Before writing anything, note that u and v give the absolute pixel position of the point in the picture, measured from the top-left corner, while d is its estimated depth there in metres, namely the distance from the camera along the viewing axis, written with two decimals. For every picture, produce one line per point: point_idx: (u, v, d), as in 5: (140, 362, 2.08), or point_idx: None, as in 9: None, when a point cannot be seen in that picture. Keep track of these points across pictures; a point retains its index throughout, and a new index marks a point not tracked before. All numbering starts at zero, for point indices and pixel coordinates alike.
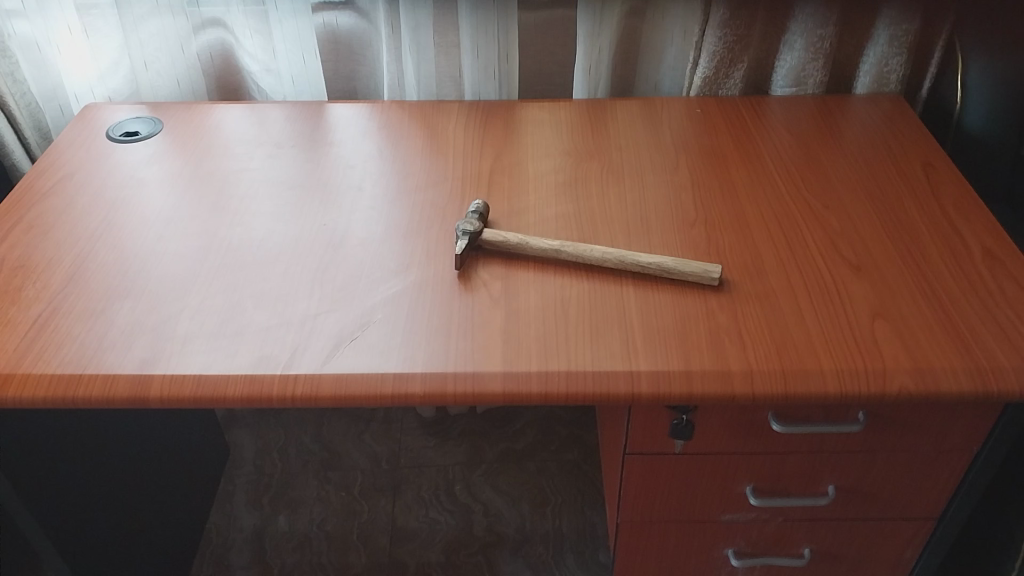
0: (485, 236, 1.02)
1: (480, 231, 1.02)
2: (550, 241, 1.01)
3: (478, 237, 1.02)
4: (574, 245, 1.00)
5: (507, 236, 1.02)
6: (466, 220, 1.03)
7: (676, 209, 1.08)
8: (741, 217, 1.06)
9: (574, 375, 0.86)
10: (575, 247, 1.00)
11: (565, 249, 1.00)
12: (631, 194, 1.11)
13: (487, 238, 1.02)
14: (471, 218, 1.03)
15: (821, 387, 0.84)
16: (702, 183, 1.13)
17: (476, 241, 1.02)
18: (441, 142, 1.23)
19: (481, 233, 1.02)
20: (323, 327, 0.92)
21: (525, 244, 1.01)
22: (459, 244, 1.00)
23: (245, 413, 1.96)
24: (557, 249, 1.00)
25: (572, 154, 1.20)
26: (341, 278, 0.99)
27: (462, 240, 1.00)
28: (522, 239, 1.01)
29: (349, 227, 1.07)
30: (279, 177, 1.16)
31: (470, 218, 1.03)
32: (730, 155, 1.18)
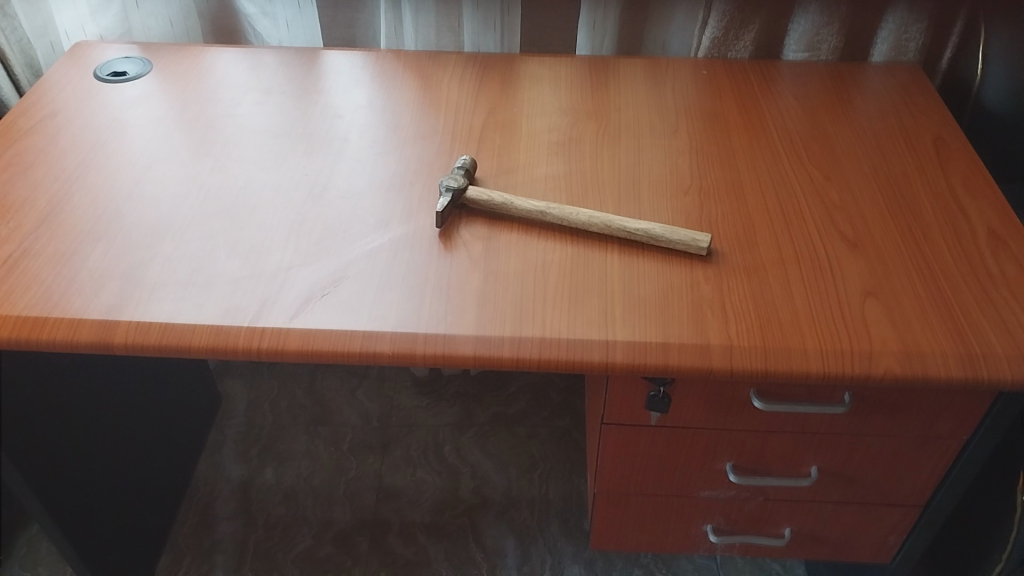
0: (469, 194, 0.98)
1: (464, 189, 0.98)
2: (537, 202, 0.98)
3: (462, 195, 0.98)
4: (561, 208, 0.96)
5: (492, 195, 0.98)
6: (449, 177, 0.99)
7: (670, 175, 1.04)
8: (737, 185, 1.02)
9: (549, 342, 0.83)
10: (562, 209, 0.96)
11: (550, 211, 0.96)
12: (626, 157, 1.07)
13: (472, 196, 0.98)
14: (455, 176, 0.99)
15: (802, 366, 0.81)
16: (701, 149, 1.08)
17: (459, 200, 0.98)
18: (434, 95, 1.19)
19: (465, 191, 0.98)
20: (296, 281, 0.90)
21: (510, 205, 0.97)
22: (440, 201, 0.96)
23: (240, 363, 1.96)
24: (542, 211, 0.96)
25: (569, 113, 1.15)
26: (318, 231, 0.96)
27: (444, 198, 0.97)
28: (508, 199, 0.98)
29: (332, 179, 1.04)
30: (265, 124, 1.13)
31: (454, 176, 0.99)
32: (732, 120, 1.14)
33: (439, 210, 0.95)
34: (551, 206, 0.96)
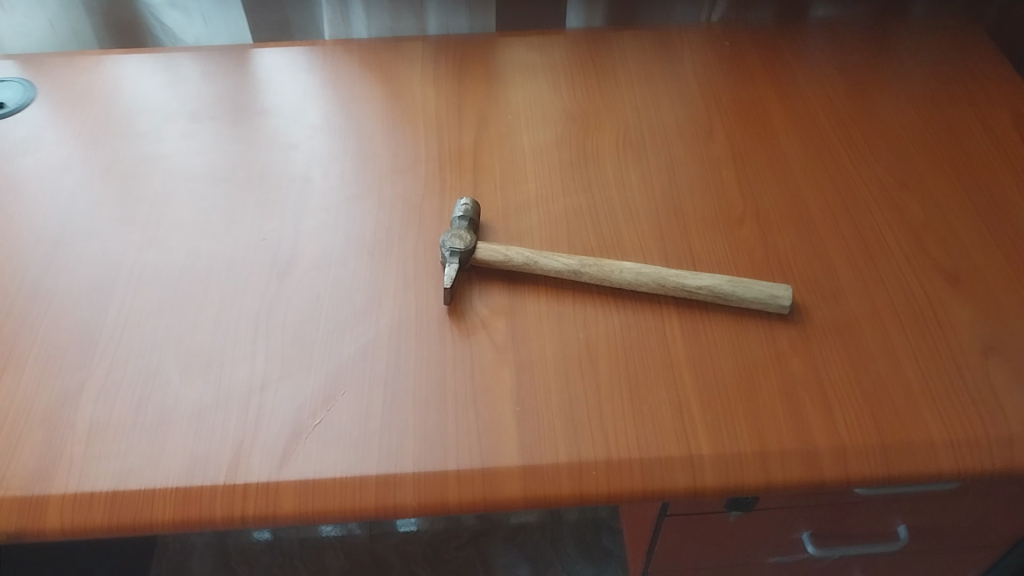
0: (479, 254, 0.78)
1: (473, 247, 0.78)
2: (567, 257, 0.78)
3: (470, 256, 0.78)
4: (599, 263, 0.77)
5: (510, 251, 0.78)
6: (451, 236, 0.78)
7: (717, 198, 0.85)
8: (799, 204, 0.84)
9: (617, 467, 0.65)
10: (601, 265, 0.77)
11: (586, 269, 0.77)
12: (657, 177, 0.87)
13: (484, 256, 0.78)
14: (458, 234, 0.78)
15: (932, 462, 0.66)
16: (746, 155, 0.89)
17: (468, 262, 0.78)
18: (406, 106, 0.95)
19: (476, 249, 0.78)
20: (277, 404, 0.69)
21: (534, 264, 0.77)
22: (447, 270, 0.76)
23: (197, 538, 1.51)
24: (576, 270, 0.77)
25: (575, 120, 0.94)
26: (293, 320, 0.75)
27: (450, 268, 0.76)
28: (531, 256, 0.78)
29: (298, 241, 0.82)
30: (198, 165, 0.89)
31: (457, 234, 0.78)
32: (773, 109, 0.94)
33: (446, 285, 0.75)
34: (587, 260, 0.77)
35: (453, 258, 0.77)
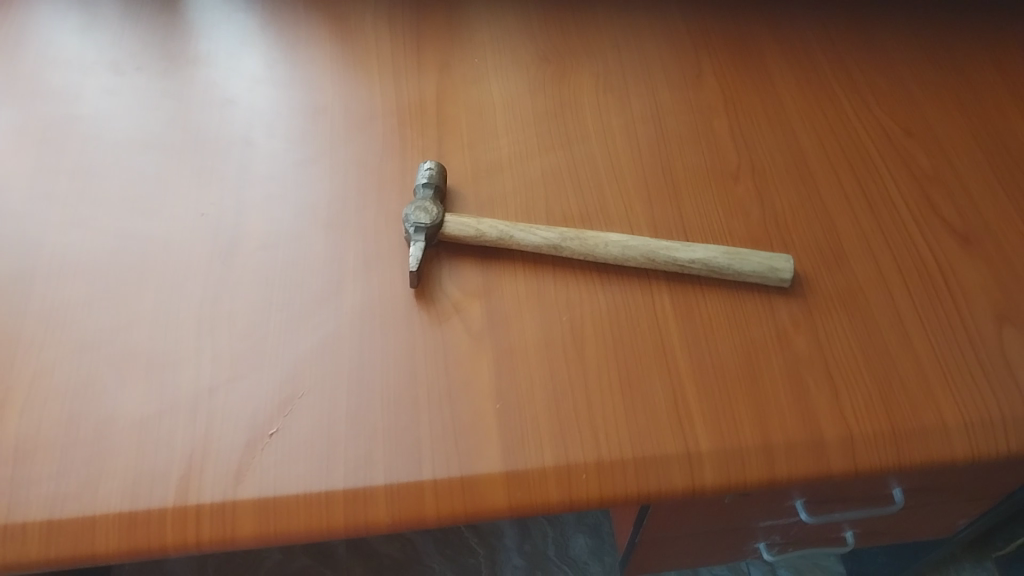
0: (447, 230, 0.69)
1: (440, 221, 0.69)
2: (546, 229, 0.70)
3: (437, 232, 0.70)
4: (582, 236, 0.69)
5: (482, 225, 0.70)
6: (415, 210, 0.69)
7: (710, 151, 0.77)
8: (798, 157, 0.77)
9: (609, 468, 0.60)
10: (583, 238, 0.69)
11: (568, 243, 0.69)
12: (642, 129, 0.79)
13: (452, 232, 0.69)
14: (423, 206, 0.69)
15: (945, 447, 0.61)
16: (740, 101, 0.81)
17: (436, 237, 0.70)
18: (359, 52, 0.85)
19: (444, 222, 0.70)
20: (229, 412, 0.62)
21: (510, 239, 0.69)
22: (412, 251, 0.68)
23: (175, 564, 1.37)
24: (557, 245, 0.69)
25: (550, 63, 0.84)
26: (242, 311, 0.67)
27: (416, 247, 0.68)
28: (506, 229, 0.70)
29: (243, 215, 0.73)
30: (125, 127, 0.78)
31: (422, 207, 0.69)
32: (767, 49, 0.86)
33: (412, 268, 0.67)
34: (568, 233, 0.69)
35: (419, 236, 0.69)
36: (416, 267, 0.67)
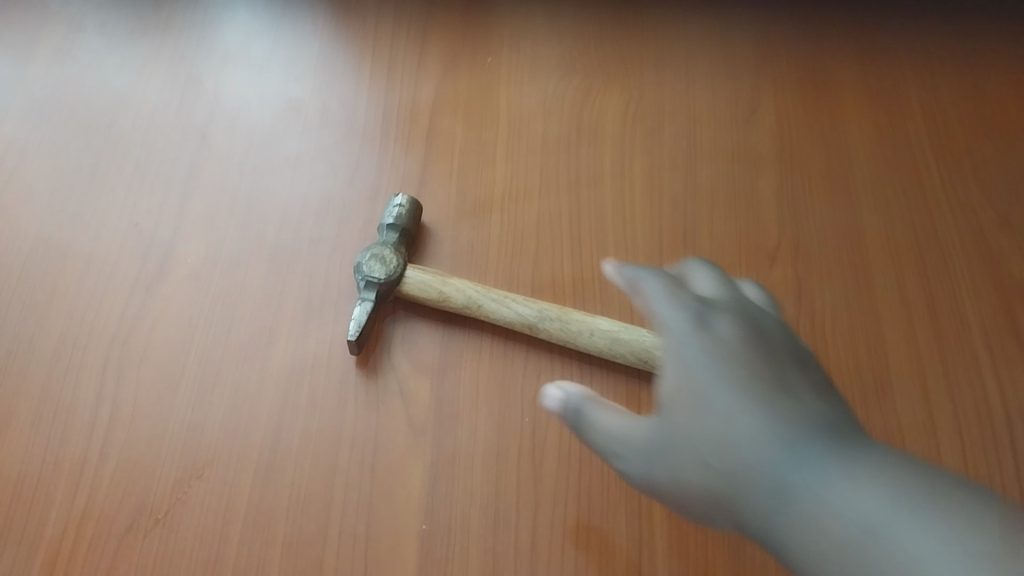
0: (405, 288, 0.57)
1: (398, 276, 0.57)
2: (524, 300, 0.56)
3: (394, 289, 0.57)
4: (565, 317, 0.55)
5: (446, 286, 0.57)
6: (369, 259, 0.57)
7: (747, 218, 0.63)
8: (857, 240, 0.62)
9: None
10: (566, 321, 0.55)
11: (547, 323, 0.55)
12: (669, 177, 0.65)
13: (411, 292, 0.57)
14: (378, 255, 0.57)
15: None
16: (799, 154, 0.66)
17: (392, 293, 0.58)
18: (354, 34, 0.72)
19: (403, 276, 0.57)
20: (117, 480, 0.53)
21: (478, 309, 0.56)
22: (356, 313, 0.56)
23: None
24: (532, 324, 0.56)
25: (576, 76, 0.70)
26: (156, 356, 0.57)
27: (361, 308, 0.56)
28: (475, 295, 0.57)
29: (180, 231, 0.62)
30: (70, 98, 0.68)
31: (378, 256, 0.57)
32: (848, 90, 0.70)
33: (349, 337, 0.55)
34: (548, 311, 0.56)
35: (369, 292, 0.57)
36: (356, 335, 0.55)
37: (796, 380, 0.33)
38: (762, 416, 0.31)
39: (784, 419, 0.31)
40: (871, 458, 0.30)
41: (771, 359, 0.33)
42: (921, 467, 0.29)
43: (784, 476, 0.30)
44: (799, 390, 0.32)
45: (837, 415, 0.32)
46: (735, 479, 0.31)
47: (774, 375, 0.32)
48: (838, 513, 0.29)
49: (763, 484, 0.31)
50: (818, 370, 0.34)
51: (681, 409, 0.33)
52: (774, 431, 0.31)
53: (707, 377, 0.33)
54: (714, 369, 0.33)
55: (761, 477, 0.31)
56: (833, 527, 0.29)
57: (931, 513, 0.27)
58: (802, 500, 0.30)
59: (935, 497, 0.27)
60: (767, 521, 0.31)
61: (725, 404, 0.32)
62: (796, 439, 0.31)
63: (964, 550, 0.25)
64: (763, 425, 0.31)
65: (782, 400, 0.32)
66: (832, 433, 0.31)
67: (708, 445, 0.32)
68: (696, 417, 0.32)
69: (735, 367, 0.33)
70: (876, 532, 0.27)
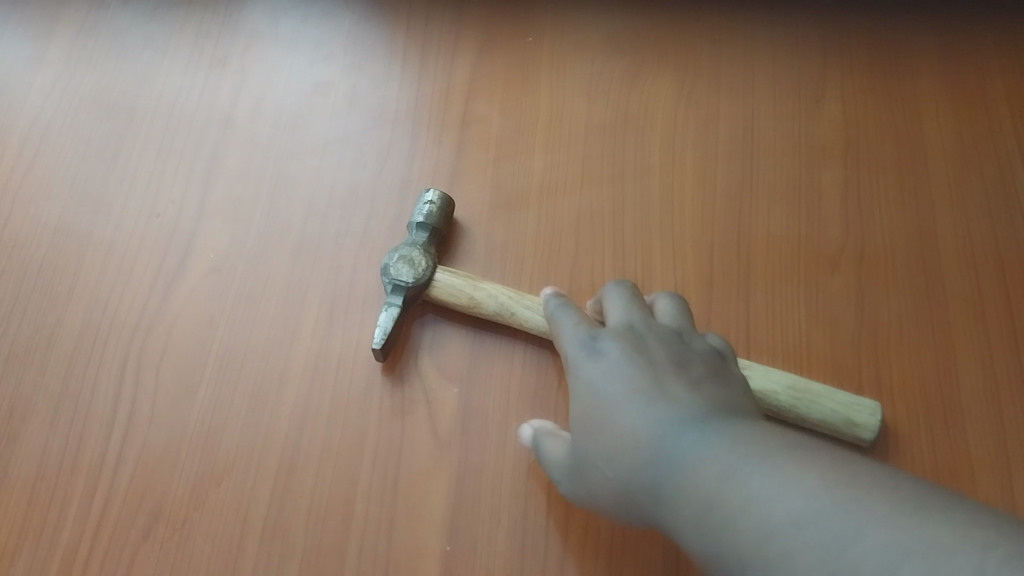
0: (434, 293, 0.54)
1: (427, 279, 0.53)
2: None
3: (423, 293, 0.54)
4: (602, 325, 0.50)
5: (477, 292, 0.53)
6: (397, 261, 0.53)
7: (805, 218, 0.58)
8: (927, 245, 0.57)
9: None
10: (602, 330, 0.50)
11: None
12: (722, 170, 0.60)
13: (441, 296, 0.54)
14: (407, 257, 0.53)
15: None
16: (867, 147, 0.60)
17: (420, 297, 0.54)
18: (386, 10, 0.68)
19: (432, 280, 0.54)
20: (134, 488, 0.51)
21: (511, 317, 0.53)
22: (382, 318, 0.52)
23: None
24: None
25: (623, 57, 0.65)
26: (175, 355, 0.55)
27: (388, 314, 0.52)
28: (507, 301, 0.53)
29: (202, 220, 0.59)
30: (94, 80, 0.66)
31: (406, 258, 0.53)
32: (925, 78, 0.63)
33: (375, 344, 0.51)
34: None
35: (396, 297, 0.53)
36: (381, 343, 0.51)
37: (668, 381, 0.38)
38: (637, 418, 0.37)
39: (652, 416, 0.37)
40: (720, 434, 0.34)
41: (648, 368, 0.39)
42: (759, 441, 0.33)
43: (657, 466, 0.35)
44: (668, 389, 0.38)
45: (703, 402, 0.37)
46: (628, 482, 0.37)
47: (646, 384, 0.38)
48: (692, 486, 0.33)
49: (645, 479, 0.36)
50: (695, 369, 0.39)
51: (587, 433, 0.40)
52: (642, 432, 0.37)
53: (599, 400, 0.39)
54: (603, 392, 0.39)
55: (641, 472, 0.36)
56: (689, 499, 0.33)
57: (753, 479, 0.31)
58: (669, 481, 0.35)
59: (759, 465, 0.31)
60: (654, 505, 0.36)
61: (613, 419, 0.38)
62: (661, 429, 0.36)
63: (772, 505, 0.30)
64: (638, 431, 0.37)
65: (653, 403, 0.37)
66: (694, 422, 0.36)
67: (606, 461, 0.38)
68: (597, 433, 0.39)
69: (619, 385, 0.39)
70: (716, 497, 0.32)
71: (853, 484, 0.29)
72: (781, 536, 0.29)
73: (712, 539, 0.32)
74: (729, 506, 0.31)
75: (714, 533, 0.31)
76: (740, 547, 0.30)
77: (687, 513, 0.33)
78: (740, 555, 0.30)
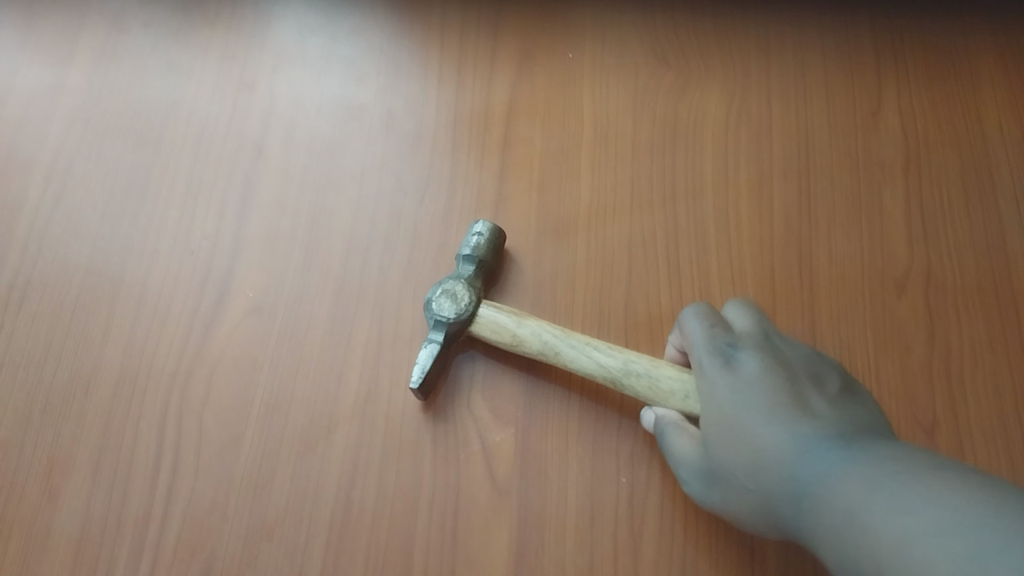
0: (477, 328, 0.50)
1: (470, 314, 0.50)
2: (608, 348, 0.47)
3: (465, 326, 0.50)
4: (655, 372, 0.45)
5: (521, 328, 0.49)
6: (440, 296, 0.50)
7: (873, 236, 0.55)
8: (1000, 260, 0.54)
9: None
10: (655, 378, 0.45)
11: (631, 381, 0.46)
12: (778, 189, 0.57)
13: (483, 333, 0.50)
14: (449, 291, 0.50)
15: None
16: (932, 162, 0.58)
17: (463, 331, 0.51)
18: (419, 26, 0.65)
19: (475, 314, 0.50)
20: (184, 544, 0.49)
21: (554, 356, 0.48)
22: (422, 356, 0.50)
23: None
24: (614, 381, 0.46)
25: (668, 69, 0.62)
26: (219, 400, 0.53)
27: (428, 351, 0.49)
28: (552, 339, 0.48)
29: (237, 255, 0.57)
30: (117, 110, 0.63)
31: (449, 293, 0.50)
32: (987, 84, 0.61)
33: (413, 385, 0.49)
34: (634, 364, 0.46)
35: (437, 332, 0.50)
36: (419, 383, 0.49)
37: (810, 395, 0.37)
38: (783, 433, 0.36)
39: (801, 430, 0.35)
40: (871, 452, 0.33)
41: (788, 383, 0.38)
42: (913, 456, 0.32)
43: (801, 479, 0.34)
44: (811, 404, 0.37)
45: (849, 422, 0.36)
46: (769, 495, 0.36)
47: (788, 397, 0.37)
48: (835, 498, 0.32)
49: (788, 492, 0.35)
50: (832, 384, 0.38)
51: (722, 442, 0.38)
52: (788, 447, 0.35)
53: (738, 409, 0.38)
54: (743, 401, 0.38)
55: (783, 487, 0.35)
56: (831, 509, 0.32)
57: (895, 493, 0.30)
58: (814, 496, 0.33)
59: (907, 479, 0.30)
60: (796, 518, 0.35)
61: (755, 427, 0.37)
62: (809, 444, 0.35)
63: (916, 517, 0.29)
64: (784, 445, 0.35)
65: (798, 417, 0.36)
66: (842, 441, 0.34)
67: (745, 474, 0.37)
68: (733, 445, 0.37)
69: (760, 396, 0.37)
70: (856, 508, 0.31)
71: (1005, 500, 0.27)
72: (917, 550, 0.28)
73: (852, 547, 0.31)
74: (865, 518, 0.30)
75: (851, 541, 0.31)
76: (878, 560, 0.29)
77: (828, 524, 0.32)
78: (877, 565, 0.29)
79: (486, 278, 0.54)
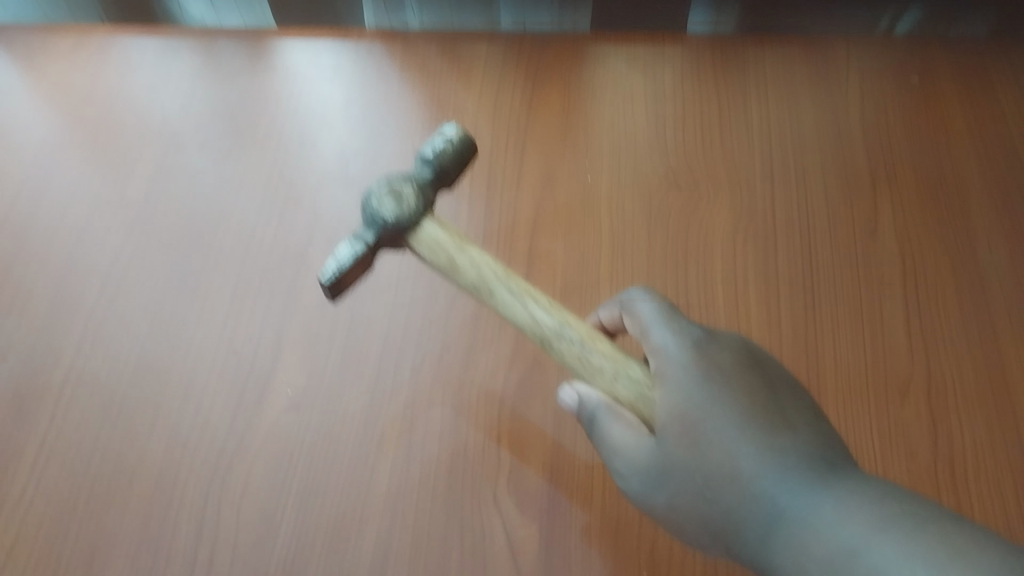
0: (412, 236, 0.55)
1: (407, 222, 0.55)
2: (548, 306, 0.52)
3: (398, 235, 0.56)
4: (586, 344, 0.50)
5: (460, 254, 0.54)
6: (385, 195, 0.55)
7: (875, 342, 0.59)
8: (994, 363, 0.58)
9: None
10: (584, 350, 0.50)
11: (560, 343, 0.51)
12: (785, 300, 0.61)
13: (422, 248, 0.55)
14: (398, 193, 0.55)
15: None
16: (926, 275, 0.62)
17: (395, 239, 0.56)
18: None
19: (414, 222, 0.55)
20: None
21: (491, 296, 0.53)
22: (345, 251, 0.55)
23: None
24: (543, 337, 0.51)
25: (680, 188, 0.68)
26: (256, 491, 0.55)
27: (350, 249, 0.55)
28: (490, 277, 0.53)
29: (278, 354, 0.61)
30: (172, 219, 0.69)
31: (393, 194, 0.55)
32: (976, 205, 0.66)
33: (324, 280, 0.55)
34: (569, 330, 0.50)
35: (369, 232, 0.55)
36: (327, 279, 0.55)
37: (796, 446, 0.42)
38: (744, 437, 0.43)
39: (766, 441, 0.42)
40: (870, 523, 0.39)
41: (756, 389, 0.44)
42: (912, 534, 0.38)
43: (778, 504, 0.41)
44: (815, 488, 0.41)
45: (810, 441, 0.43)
46: (735, 511, 0.42)
47: (752, 402, 0.44)
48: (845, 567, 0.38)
49: (762, 516, 0.42)
50: (793, 396, 0.45)
51: (687, 442, 0.44)
52: (753, 453, 0.42)
53: (707, 406, 0.44)
54: (706, 396, 0.44)
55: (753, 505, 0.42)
56: None
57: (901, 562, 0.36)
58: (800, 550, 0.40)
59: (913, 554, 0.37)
60: (760, 538, 0.42)
61: (736, 455, 0.42)
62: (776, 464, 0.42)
63: None
64: (752, 455, 0.42)
65: (765, 435, 0.43)
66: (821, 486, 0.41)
67: (709, 480, 0.43)
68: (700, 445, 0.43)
69: (724, 397, 0.44)
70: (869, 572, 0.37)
71: None
72: None
73: None
74: None
75: None
76: None
77: None
78: None
79: (441, 182, 0.58)
